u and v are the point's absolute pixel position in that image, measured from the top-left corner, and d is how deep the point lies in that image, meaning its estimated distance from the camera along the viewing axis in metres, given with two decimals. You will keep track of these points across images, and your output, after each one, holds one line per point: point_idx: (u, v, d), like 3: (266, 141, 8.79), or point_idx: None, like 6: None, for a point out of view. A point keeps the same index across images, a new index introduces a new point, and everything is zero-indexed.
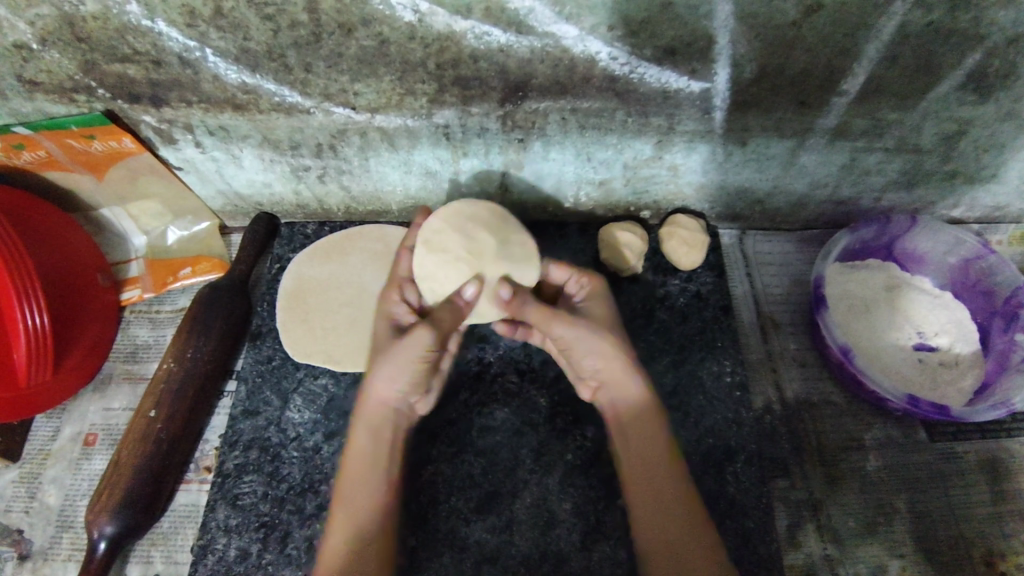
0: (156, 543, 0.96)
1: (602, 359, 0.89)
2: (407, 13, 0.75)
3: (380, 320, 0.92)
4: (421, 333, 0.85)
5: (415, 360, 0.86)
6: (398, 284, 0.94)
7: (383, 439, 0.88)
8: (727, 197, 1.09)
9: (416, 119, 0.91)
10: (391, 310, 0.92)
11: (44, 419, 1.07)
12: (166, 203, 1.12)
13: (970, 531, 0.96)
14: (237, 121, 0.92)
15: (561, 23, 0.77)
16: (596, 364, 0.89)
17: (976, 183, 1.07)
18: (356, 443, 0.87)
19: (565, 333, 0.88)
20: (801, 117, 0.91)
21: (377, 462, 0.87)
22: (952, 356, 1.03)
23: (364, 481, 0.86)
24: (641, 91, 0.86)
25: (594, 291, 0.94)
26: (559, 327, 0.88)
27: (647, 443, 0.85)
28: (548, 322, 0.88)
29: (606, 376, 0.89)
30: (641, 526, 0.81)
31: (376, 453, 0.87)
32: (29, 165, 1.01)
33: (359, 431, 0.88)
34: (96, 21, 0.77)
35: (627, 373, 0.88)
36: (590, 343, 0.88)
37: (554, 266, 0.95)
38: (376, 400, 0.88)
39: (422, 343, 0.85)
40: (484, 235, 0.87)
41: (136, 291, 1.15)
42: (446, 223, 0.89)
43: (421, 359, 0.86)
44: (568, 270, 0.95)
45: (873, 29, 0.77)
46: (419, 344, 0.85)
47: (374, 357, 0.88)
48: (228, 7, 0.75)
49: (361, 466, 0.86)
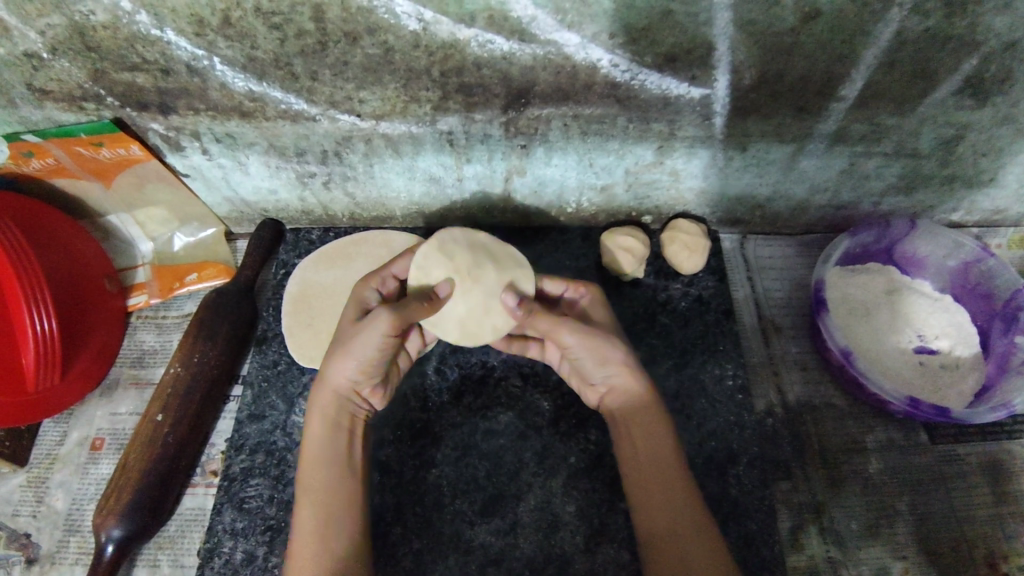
0: (163, 547, 0.96)
1: (615, 366, 0.87)
2: (412, 22, 0.76)
3: (348, 306, 0.88)
4: (381, 316, 0.79)
5: (371, 348, 0.81)
6: (378, 273, 0.91)
7: (335, 431, 0.84)
8: (727, 202, 1.10)
9: (420, 126, 0.92)
10: (364, 296, 0.89)
11: (51, 424, 1.08)
12: (172, 209, 1.13)
13: (972, 533, 0.96)
14: (243, 128, 0.93)
15: (563, 31, 0.78)
16: (607, 370, 0.88)
17: (975, 187, 1.08)
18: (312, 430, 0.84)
19: (576, 339, 0.86)
20: (801, 122, 0.92)
21: (336, 453, 0.84)
22: (952, 358, 1.04)
23: (319, 474, 0.82)
24: (642, 97, 0.87)
25: (595, 300, 0.93)
26: (566, 332, 0.86)
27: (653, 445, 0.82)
28: (553, 326, 0.86)
29: (620, 384, 0.87)
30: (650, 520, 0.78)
31: (330, 444, 0.84)
32: (38, 173, 1.02)
33: (314, 421, 0.84)
34: (106, 31, 0.78)
35: (639, 379, 0.86)
36: (603, 350, 0.86)
37: (549, 280, 0.96)
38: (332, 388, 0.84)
39: (380, 329, 0.79)
40: (489, 270, 0.90)
41: (142, 297, 1.16)
42: (462, 239, 0.92)
43: (379, 348, 0.81)
44: (563, 282, 0.95)
45: (871, 36, 0.79)
46: (376, 330, 0.79)
47: (336, 343, 0.84)
48: (236, 17, 0.76)
49: (317, 458, 0.83)
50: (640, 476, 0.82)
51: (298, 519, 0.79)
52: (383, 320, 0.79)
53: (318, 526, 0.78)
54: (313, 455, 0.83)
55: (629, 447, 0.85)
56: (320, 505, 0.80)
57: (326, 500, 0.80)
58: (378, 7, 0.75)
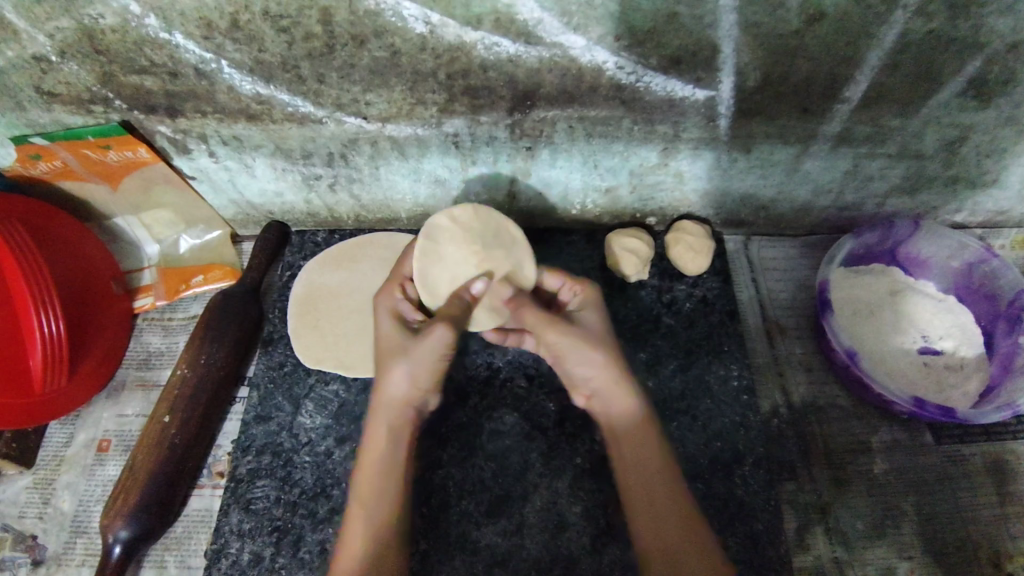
0: (170, 548, 0.96)
1: (595, 369, 0.87)
2: (419, 25, 0.77)
3: (382, 313, 0.90)
4: (442, 330, 0.84)
5: (434, 360, 0.86)
6: (401, 279, 0.94)
7: (400, 439, 0.86)
8: (731, 203, 1.11)
9: (427, 128, 0.92)
10: (394, 304, 0.91)
11: (58, 425, 1.08)
12: (179, 212, 1.13)
13: (977, 533, 0.96)
14: (250, 131, 0.94)
15: (569, 34, 0.79)
16: (589, 373, 0.88)
17: (978, 187, 1.08)
18: (373, 434, 0.85)
19: (559, 338, 0.87)
20: (804, 124, 0.93)
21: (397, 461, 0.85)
22: (956, 359, 1.04)
23: (381, 479, 0.83)
24: (647, 99, 0.88)
25: (587, 299, 0.93)
26: (552, 332, 0.87)
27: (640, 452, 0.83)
28: (542, 326, 0.87)
29: (599, 388, 0.88)
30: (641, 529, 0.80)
31: (398, 450, 0.86)
32: (45, 175, 1.02)
33: (377, 429, 0.86)
34: (115, 34, 0.79)
35: (620, 386, 0.87)
36: (583, 351, 0.87)
37: (549, 273, 0.95)
38: (390, 397, 0.86)
39: (444, 341, 0.85)
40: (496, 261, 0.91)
41: (149, 299, 1.16)
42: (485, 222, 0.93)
43: (440, 359, 0.86)
44: (561, 278, 0.94)
45: (874, 38, 0.79)
46: (442, 342, 0.85)
47: (386, 350, 0.87)
48: (245, 20, 0.77)
49: (381, 464, 0.84)
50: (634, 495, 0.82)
51: (350, 521, 0.81)
52: (445, 332, 0.84)
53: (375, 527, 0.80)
54: (374, 455, 0.84)
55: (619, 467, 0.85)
56: (377, 509, 0.81)
57: (381, 505, 0.82)
58: (385, 10, 0.75)
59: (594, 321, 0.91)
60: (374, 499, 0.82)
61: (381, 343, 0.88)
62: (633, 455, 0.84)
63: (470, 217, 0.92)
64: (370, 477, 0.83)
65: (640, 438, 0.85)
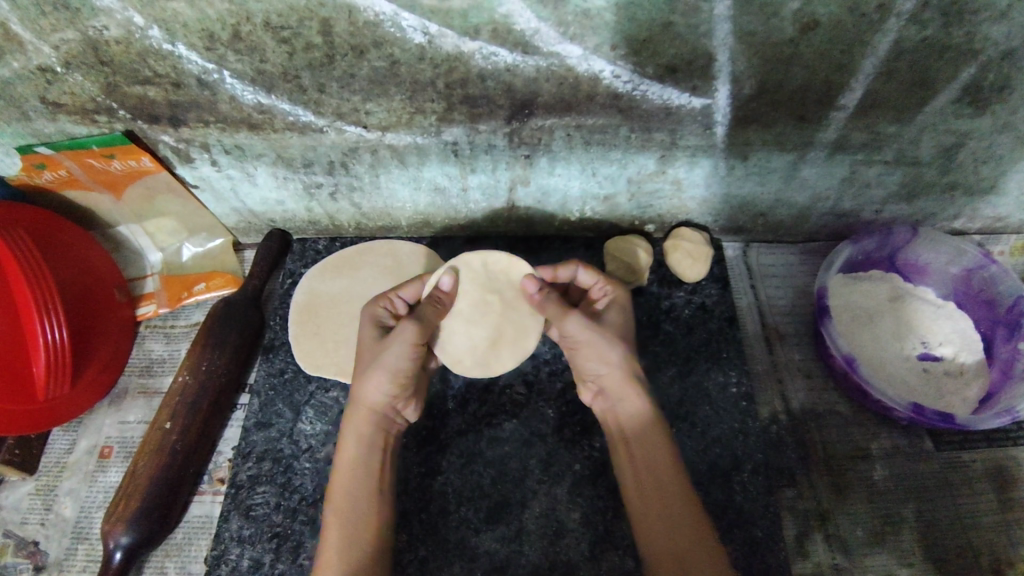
0: (170, 554, 0.97)
1: (608, 365, 0.88)
2: (418, 35, 0.78)
3: (364, 324, 0.90)
4: (406, 330, 0.85)
5: (404, 359, 0.85)
6: (389, 294, 0.93)
7: (372, 450, 0.86)
8: (730, 210, 1.11)
9: (426, 136, 0.93)
10: (377, 316, 0.91)
11: (61, 432, 1.09)
12: (181, 220, 1.15)
13: (978, 540, 0.96)
14: (252, 140, 0.95)
15: (565, 43, 0.79)
16: (600, 369, 0.89)
17: (976, 194, 1.08)
18: (345, 446, 0.85)
19: (579, 330, 0.87)
20: (802, 132, 0.93)
21: (368, 469, 0.85)
22: (956, 365, 1.04)
23: (351, 490, 0.83)
24: (644, 108, 0.89)
25: (616, 301, 0.93)
26: (572, 322, 0.87)
27: (649, 453, 0.83)
28: (562, 316, 0.88)
29: (610, 384, 0.89)
30: (645, 534, 0.79)
31: (366, 459, 0.85)
32: (50, 184, 1.04)
33: (348, 437, 0.86)
34: (118, 46, 0.80)
35: (630, 384, 0.87)
36: (601, 347, 0.87)
37: (585, 270, 0.93)
38: (361, 404, 0.86)
39: (407, 340, 0.85)
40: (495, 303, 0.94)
41: (151, 307, 1.17)
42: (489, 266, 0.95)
43: (407, 358, 0.85)
44: (595, 275, 0.92)
45: (869, 46, 0.80)
46: (403, 342, 0.85)
47: (360, 362, 0.88)
48: (246, 31, 0.78)
49: (349, 475, 0.84)
50: (640, 497, 0.82)
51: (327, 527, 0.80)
52: (409, 332, 0.85)
53: (348, 533, 0.80)
54: (348, 466, 0.84)
55: (632, 473, 0.84)
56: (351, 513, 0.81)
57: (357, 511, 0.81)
58: (384, 21, 0.76)
59: (615, 322, 0.92)
60: (347, 507, 0.82)
61: (360, 352, 0.89)
62: (644, 457, 0.83)
63: (502, 266, 0.95)
64: (341, 484, 0.83)
65: (651, 441, 0.84)
